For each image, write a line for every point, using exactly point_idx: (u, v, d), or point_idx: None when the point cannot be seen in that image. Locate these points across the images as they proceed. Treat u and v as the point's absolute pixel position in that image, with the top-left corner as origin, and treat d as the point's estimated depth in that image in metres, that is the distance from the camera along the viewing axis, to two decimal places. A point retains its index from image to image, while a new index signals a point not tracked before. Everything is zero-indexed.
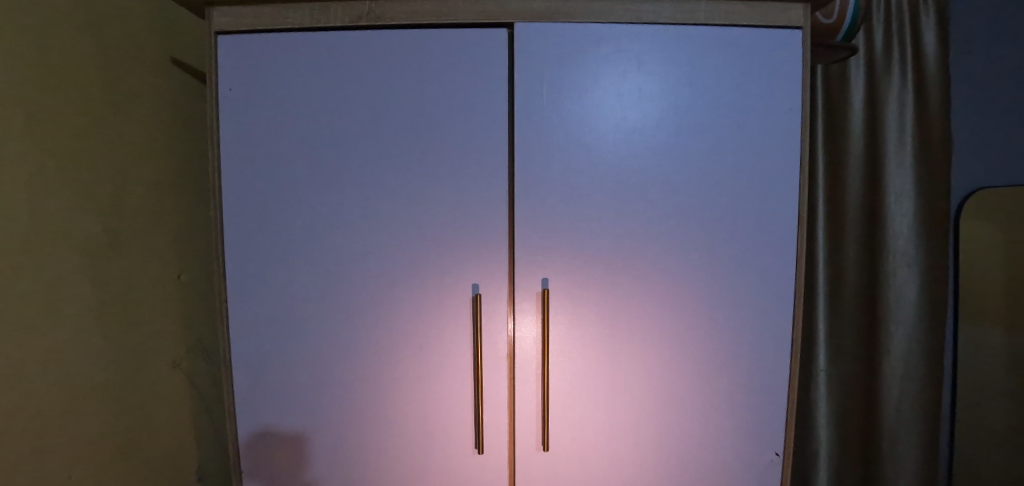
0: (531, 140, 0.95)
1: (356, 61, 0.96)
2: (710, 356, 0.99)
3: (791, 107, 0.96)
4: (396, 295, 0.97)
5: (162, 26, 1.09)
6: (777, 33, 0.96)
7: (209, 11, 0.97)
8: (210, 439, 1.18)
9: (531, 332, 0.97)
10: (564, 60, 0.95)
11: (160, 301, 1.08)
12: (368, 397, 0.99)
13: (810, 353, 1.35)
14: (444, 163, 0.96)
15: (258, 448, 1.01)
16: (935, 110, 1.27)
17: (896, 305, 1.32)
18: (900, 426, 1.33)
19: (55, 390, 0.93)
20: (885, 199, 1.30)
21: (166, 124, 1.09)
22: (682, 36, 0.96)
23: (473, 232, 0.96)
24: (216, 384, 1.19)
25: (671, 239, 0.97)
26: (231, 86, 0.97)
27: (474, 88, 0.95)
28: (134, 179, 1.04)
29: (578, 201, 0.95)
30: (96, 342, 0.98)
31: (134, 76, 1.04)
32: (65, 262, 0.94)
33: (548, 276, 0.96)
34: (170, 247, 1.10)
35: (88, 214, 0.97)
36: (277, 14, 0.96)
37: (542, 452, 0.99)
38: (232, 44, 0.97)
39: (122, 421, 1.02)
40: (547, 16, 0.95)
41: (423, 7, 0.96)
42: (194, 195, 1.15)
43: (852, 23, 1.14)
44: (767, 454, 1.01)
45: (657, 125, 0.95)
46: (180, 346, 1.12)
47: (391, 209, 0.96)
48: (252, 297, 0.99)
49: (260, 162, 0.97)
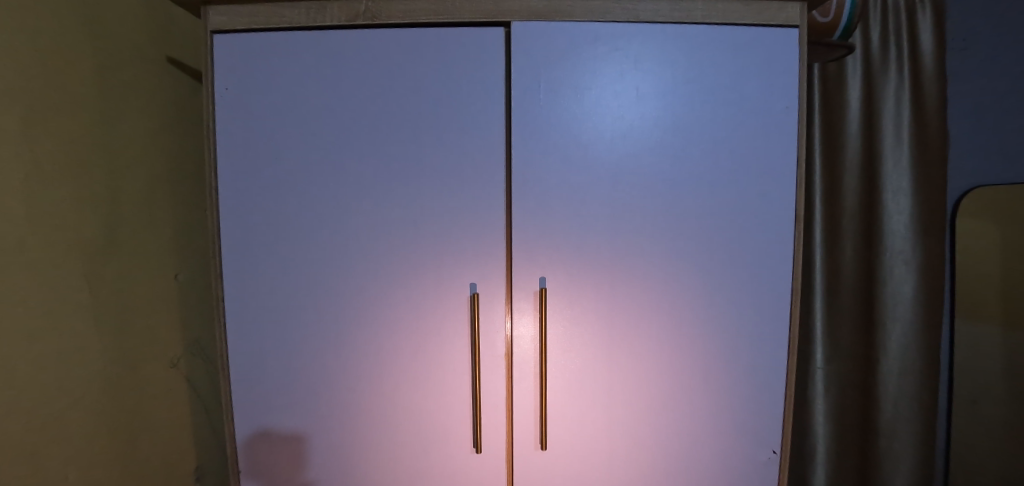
0: (529, 139, 0.95)
1: (353, 60, 0.96)
2: (708, 355, 0.99)
3: (788, 106, 0.96)
4: (394, 294, 0.97)
5: (157, 26, 1.09)
6: (774, 31, 0.96)
7: (205, 10, 0.97)
8: (207, 436, 1.21)
9: (529, 331, 0.97)
10: (561, 59, 0.95)
11: (160, 302, 1.10)
12: (366, 397, 0.99)
13: (807, 351, 1.35)
14: (442, 162, 0.96)
15: (257, 448, 1.01)
16: (931, 108, 1.27)
17: (893, 303, 1.32)
18: (897, 423, 1.34)
19: (56, 390, 0.92)
20: (881, 196, 1.30)
21: (161, 123, 1.10)
22: (679, 34, 0.95)
23: (471, 231, 0.96)
24: (213, 382, 1.21)
25: (669, 237, 0.97)
26: (228, 85, 0.96)
27: (471, 87, 0.95)
28: (130, 179, 1.04)
29: (576, 200, 0.95)
30: (100, 343, 0.99)
31: (129, 76, 1.04)
32: (62, 261, 0.93)
33: (546, 275, 0.96)
34: (168, 249, 1.12)
35: (87, 214, 0.96)
36: (274, 13, 0.96)
37: (541, 451, 0.99)
38: (228, 43, 0.96)
39: (122, 421, 1.02)
40: (545, 15, 0.95)
41: (420, 6, 0.95)
42: (190, 195, 1.17)
43: (848, 21, 1.15)
44: (764, 451, 1.01)
45: (655, 123, 0.95)
46: (179, 346, 1.13)
47: (389, 208, 0.96)
48: (250, 296, 0.99)
49: (257, 161, 0.97)
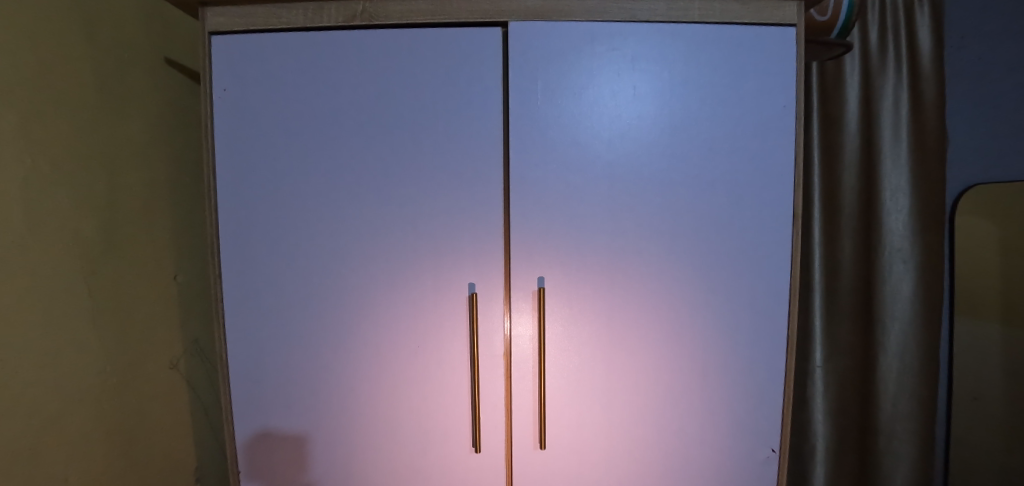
0: (527, 139, 0.95)
1: (350, 61, 0.96)
2: (706, 354, 0.99)
3: (786, 104, 0.96)
4: (391, 294, 0.97)
5: (155, 27, 1.09)
6: (771, 29, 0.96)
7: (203, 11, 0.97)
8: (207, 437, 1.21)
9: (527, 331, 0.97)
10: (558, 59, 0.95)
11: (160, 303, 1.10)
12: (365, 397, 0.99)
13: (807, 350, 1.35)
14: (440, 163, 0.96)
15: (257, 449, 1.02)
16: (929, 107, 1.28)
17: (892, 301, 1.32)
18: (897, 421, 1.34)
19: (57, 392, 0.92)
20: (880, 195, 1.30)
21: (159, 124, 1.10)
22: (676, 33, 0.95)
23: (469, 231, 0.96)
24: (212, 383, 1.22)
25: (667, 237, 0.97)
26: (225, 86, 0.96)
27: (469, 87, 0.95)
28: (130, 180, 1.04)
29: (575, 199, 0.96)
30: (100, 344, 0.99)
31: (128, 77, 1.04)
32: (62, 263, 0.93)
33: (544, 274, 0.96)
34: (168, 250, 1.12)
35: (86, 216, 0.96)
36: (272, 14, 0.96)
37: (540, 450, 0.99)
38: (226, 44, 0.96)
39: (122, 423, 1.03)
40: (542, 15, 0.95)
41: (418, 6, 0.95)
42: (189, 195, 1.17)
43: (846, 19, 1.15)
44: (763, 450, 1.01)
45: (652, 123, 0.95)
46: (179, 347, 1.14)
47: (386, 209, 0.96)
48: (249, 297, 0.99)
49: (256, 162, 0.97)
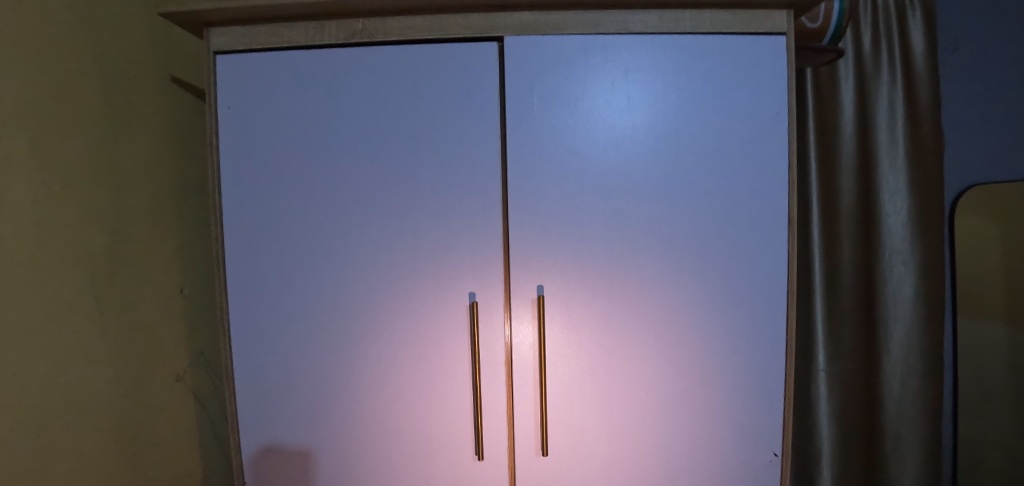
0: (524, 149, 0.96)
1: (350, 76, 0.98)
2: (704, 356, 1.00)
3: (779, 111, 0.97)
4: (394, 305, 0.99)
5: (162, 47, 1.13)
6: (761, 39, 0.98)
7: (208, 31, 1.00)
8: (213, 447, 1.23)
9: (527, 337, 0.98)
10: (553, 71, 0.97)
11: (166, 315, 1.12)
12: (367, 408, 1.01)
13: (809, 352, 1.35)
14: (440, 174, 0.97)
15: (262, 461, 1.03)
16: (924, 109, 1.28)
17: (892, 303, 1.33)
18: (902, 423, 1.34)
19: (65, 401, 0.94)
20: (877, 196, 1.31)
21: (166, 140, 1.13)
22: (670, 44, 0.97)
23: (468, 241, 0.98)
24: (217, 393, 1.24)
25: (664, 242, 0.98)
26: (230, 103, 0.99)
27: (465, 99, 0.97)
28: (135, 194, 1.07)
29: (572, 207, 0.97)
30: (104, 358, 1.00)
31: (137, 96, 1.07)
32: (70, 278, 0.95)
33: (543, 282, 0.98)
34: (173, 264, 1.14)
35: (96, 231, 0.99)
36: (274, 33, 0.99)
37: (541, 456, 1.00)
38: (231, 62, 0.99)
39: (130, 433, 1.04)
40: (536, 28, 0.97)
41: (416, 22, 0.98)
42: (192, 208, 1.19)
43: (837, 26, 1.16)
44: (766, 454, 1.01)
45: (647, 131, 0.97)
46: (182, 359, 1.15)
47: (387, 219, 0.98)
48: (253, 309, 1.01)
49: (260, 175, 0.99)
